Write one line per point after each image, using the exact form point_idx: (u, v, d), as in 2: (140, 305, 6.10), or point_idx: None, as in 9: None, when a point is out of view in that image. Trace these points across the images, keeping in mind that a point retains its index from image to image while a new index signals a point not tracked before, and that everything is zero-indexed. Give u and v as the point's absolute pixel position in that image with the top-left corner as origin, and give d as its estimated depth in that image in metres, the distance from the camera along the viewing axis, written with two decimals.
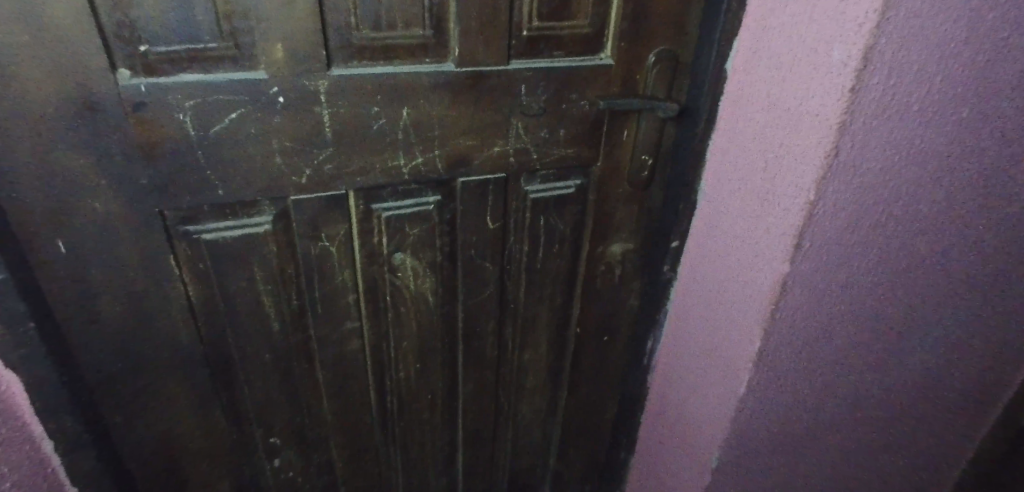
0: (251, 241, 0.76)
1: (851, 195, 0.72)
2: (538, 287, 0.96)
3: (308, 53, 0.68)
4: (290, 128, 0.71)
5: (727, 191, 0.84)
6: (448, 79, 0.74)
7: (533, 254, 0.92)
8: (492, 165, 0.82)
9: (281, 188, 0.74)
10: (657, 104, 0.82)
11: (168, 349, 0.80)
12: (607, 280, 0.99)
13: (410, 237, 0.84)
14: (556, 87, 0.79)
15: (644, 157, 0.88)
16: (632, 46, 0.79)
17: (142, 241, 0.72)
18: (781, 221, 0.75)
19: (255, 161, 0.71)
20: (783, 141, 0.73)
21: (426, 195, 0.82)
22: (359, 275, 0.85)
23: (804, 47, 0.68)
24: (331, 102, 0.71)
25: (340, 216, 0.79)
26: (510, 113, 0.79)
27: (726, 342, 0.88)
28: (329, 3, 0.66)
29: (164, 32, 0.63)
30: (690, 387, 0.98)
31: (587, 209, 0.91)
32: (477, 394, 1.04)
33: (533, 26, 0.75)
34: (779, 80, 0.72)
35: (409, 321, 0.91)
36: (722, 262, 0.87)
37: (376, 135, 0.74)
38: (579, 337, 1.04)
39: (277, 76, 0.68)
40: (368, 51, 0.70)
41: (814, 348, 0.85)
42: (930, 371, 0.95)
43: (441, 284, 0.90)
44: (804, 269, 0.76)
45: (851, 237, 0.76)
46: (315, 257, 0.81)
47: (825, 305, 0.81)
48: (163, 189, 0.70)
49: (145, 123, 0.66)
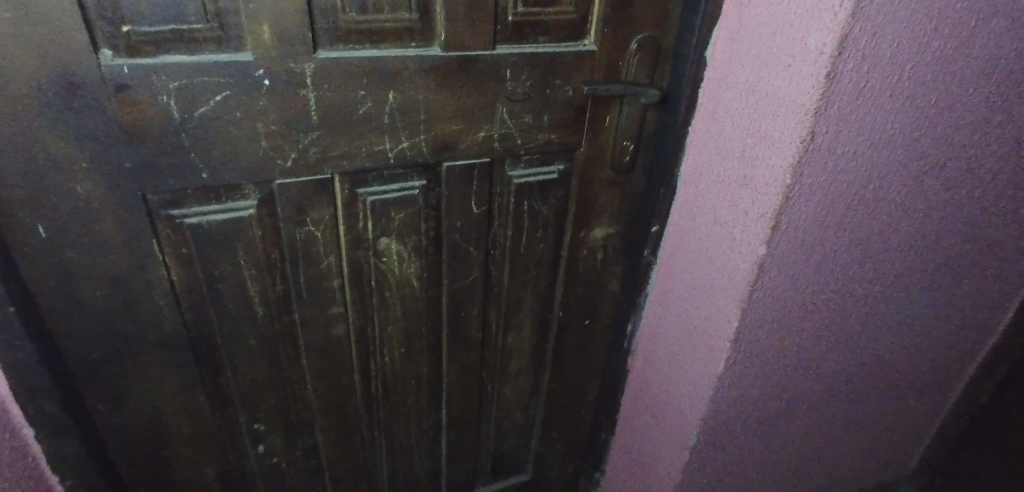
0: (236, 225, 0.76)
1: (825, 179, 0.74)
2: (521, 271, 0.97)
3: (294, 35, 0.67)
4: (275, 111, 0.71)
5: (706, 176, 0.86)
6: (434, 64, 0.74)
7: (517, 238, 0.93)
8: (477, 150, 0.83)
9: (266, 172, 0.74)
10: (640, 90, 0.83)
11: (151, 334, 0.79)
12: (589, 264, 1.01)
13: (396, 221, 0.85)
14: (541, 72, 0.80)
15: (626, 143, 0.89)
16: (616, 32, 0.80)
17: (125, 225, 0.71)
18: (758, 205, 0.77)
19: (240, 145, 0.71)
20: (761, 127, 0.75)
21: (412, 179, 0.82)
22: (344, 260, 0.85)
23: (782, 35, 0.70)
24: (317, 85, 0.71)
25: (326, 200, 0.79)
26: (496, 98, 0.79)
27: (705, 324, 0.91)
28: None
29: (148, 12, 0.62)
30: (669, 369, 1.01)
31: (570, 194, 0.93)
32: (461, 378, 1.05)
33: (518, 11, 0.75)
34: (757, 67, 0.74)
35: (394, 305, 0.92)
36: (701, 245, 0.89)
37: (362, 119, 0.75)
38: (562, 321, 1.05)
39: (262, 58, 0.67)
40: (354, 34, 0.70)
41: (789, 328, 0.88)
42: (899, 351, 0.98)
43: (426, 268, 0.91)
44: (780, 251, 0.79)
45: (825, 221, 0.78)
46: (301, 242, 0.81)
47: (801, 287, 0.84)
48: (146, 172, 0.69)
49: (129, 104, 0.65)
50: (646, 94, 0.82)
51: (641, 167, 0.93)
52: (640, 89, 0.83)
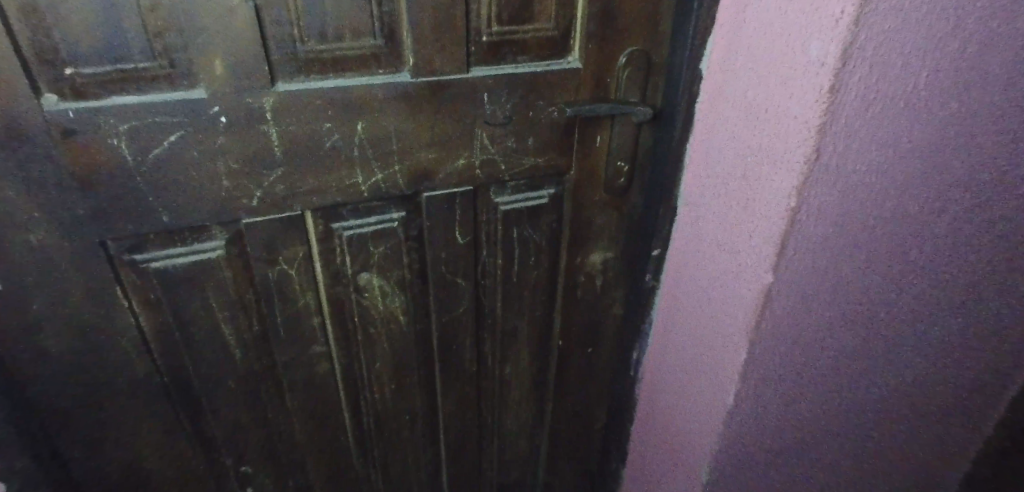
0: (204, 267, 0.73)
1: (835, 200, 0.68)
2: (515, 300, 0.92)
3: (249, 68, 0.63)
4: (236, 148, 0.67)
5: (707, 197, 0.79)
6: (403, 90, 0.69)
7: (508, 267, 0.88)
8: (459, 177, 0.78)
9: (232, 212, 0.70)
10: (632, 108, 0.77)
11: (123, 382, 0.76)
12: (588, 290, 0.94)
13: (375, 255, 0.80)
14: (522, 94, 0.74)
15: (619, 162, 0.83)
16: (602, 47, 0.74)
17: (86, 273, 0.68)
18: (762, 229, 0.71)
19: (201, 185, 0.67)
20: (763, 146, 0.68)
21: (391, 211, 0.78)
22: (323, 297, 0.81)
23: (779, 47, 0.64)
24: (279, 119, 0.67)
25: (298, 237, 0.75)
26: (474, 123, 0.74)
27: (712, 353, 0.84)
28: (268, 15, 0.62)
29: (90, 53, 0.59)
30: (677, 398, 0.94)
31: (563, 218, 0.87)
32: (458, 411, 1.00)
33: (493, 31, 0.70)
34: (756, 81, 0.68)
35: (380, 340, 0.87)
36: (705, 270, 0.83)
37: (330, 152, 0.70)
38: (563, 349, 0.99)
39: (217, 94, 0.63)
40: (316, 64, 0.66)
41: (806, 358, 0.80)
42: (937, 378, 0.89)
43: (412, 301, 0.86)
44: (789, 278, 0.72)
45: (837, 243, 0.71)
46: (275, 281, 0.77)
47: (814, 314, 0.77)
48: (103, 218, 0.66)
49: (78, 150, 0.62)
50: (637, 111, 0.76)
51: (638, 186, 0.87)
52: (632, 106, 0.77)
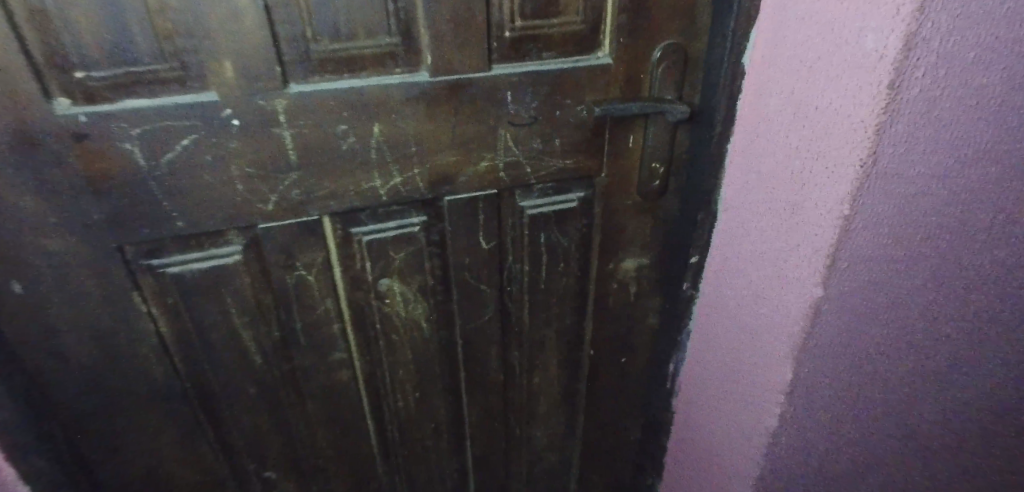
0: (220, 273, 0.71)
1: (895, 208, 0.61)
2: (543, 308, 0.87)
3: (260, 70, 0.61)
4: (249, 152, 0.65)
5: (750, 203, 0.73)
6: (421, 90, 0.66)
7: (535, 273, 0.84)
8: (482, 181, 0.74)
9: (247, 217, 0.68)
10: (668, 106, 0.72)
11: (144, 386, 0.76)
12: (621, 297, 0.90)
13: (396, 261, 0.77)
14: (548, 92, 0.70)
15: (655, 165, 0.78)
16: (633, 41, 0.69)
17: (104, 277, 0.68)
18: (810, 239, 0.65)
19: (214, 189, 0.66)
20: (812, 148, 0.62)
21: (411, 216, 0.75)
22: (343, 303, 0.79)
23: (830, 38, 0.57)
24: (293, 122, 0.64)
25: (316, 243, 0.73)
26: (497, 123, 0.70)
27: (754, 369, 0.78)
28: (279, 14, 0.59)
29: (100, 56, 0.58)
30: (715, 415, 0.88)
31: (593, 223, 0.82)
32: (485, 421, 0.96)
33: (515, 26, 0.66)
34: (804, 76, 0.61)
35: (403, 347, 0.85)
36: (747, 280, 0.77)
37: (346, 155, 0.67)
38: (593, 359, 0.95)
39: (228, 97, 0.61)
40: (329, 64, 0.63)
41: (859, 379, 0.74)
42: (1018, 404, 0.79)
43: (434, 309, 0.83)
44: (840, 292, 0.65)
45: (896, 256, 0.64)
46: (293, 286, 0.75)
47: (870, 330, 0.69)
48: (118, 223, 0.65)
49: (91, 155, 0.61)
50: (673, 110, 0.71)
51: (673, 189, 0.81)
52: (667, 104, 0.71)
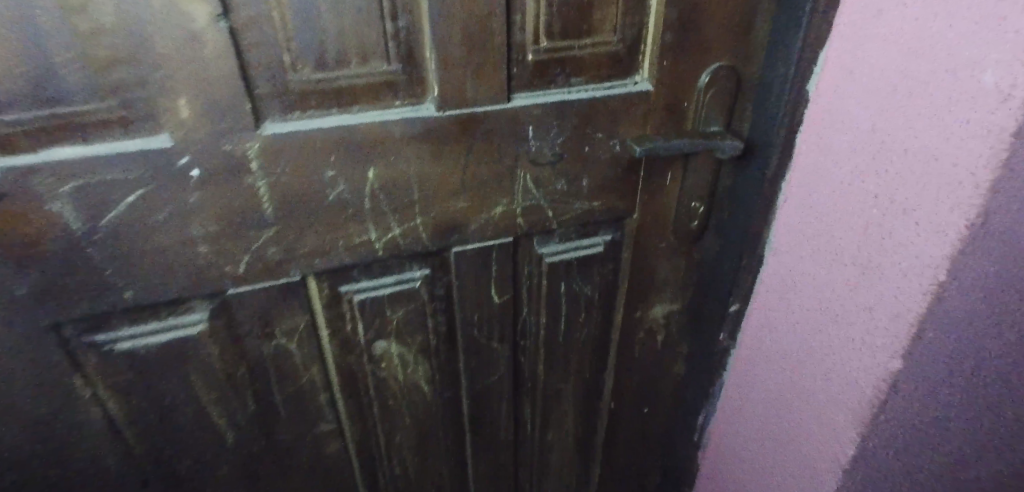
0: (182, 347, 0.59)
1: (999, 271, 0.51)
2: (560, 361, 0.77)
3: (227, 107, 0.48)
4: (213, 208, 0.52)
5: (810, 248, 0.63)
6: (426, 127, 0.54)
7: (553, 325, 0.73)
8: (496, 228, 0.62)
9: (213, 281, 0.56)
10: (717, 139, 0.61)
11: (93, 475, 0.63)
12: (647, 346, 0.79)
13: (393, 321, 0.65)
14: (577, 125, 0.58)
15: (691, 202, 0.68)
16: (678, 64, 0.58)
17: (34, 360, 0.55)
18: (891, 300, 0.55)
19: (171, 252, 0.53)
20: (898, 196, 0.53)
21: (412, 269, 0.63)
22: (331, 369, 0.67)
23: (932, 70, 0.48)
24: (268, 169, 0.52)
25: (298, 306, 0.61)
26: (516, 163, 0.58)
27: (806, 436, 0.68)
28: (250, 38, 0.47)
29: (12, 95, 0.44)
30: (754, 477, 0.79)
31: (620, 268, 0.71)
32: (492, 482, 0.85)
33: (541, 47, 0.54)
34: (891, 112, 0.52)
35: (400, 413, 0.73)
36: (801, 335, 0.67)
37: (334, 206, 0.55)
38: (614, 412, 0.84)
39: (186, 142, 0.49)
40: (313, 97, 0.51)
41: (939, 460, 0.63)
42: None
43: (437, 369, 0.71)
44: (926, 364, 0.56)
45: (994, 324, 0.55)
46: (271, 356, 0.63)
47: (956, 402, 0.58)
48: (50, 297, 0.52)
49: (8, 218, 0.48)
50: (726, 146, 0.60)
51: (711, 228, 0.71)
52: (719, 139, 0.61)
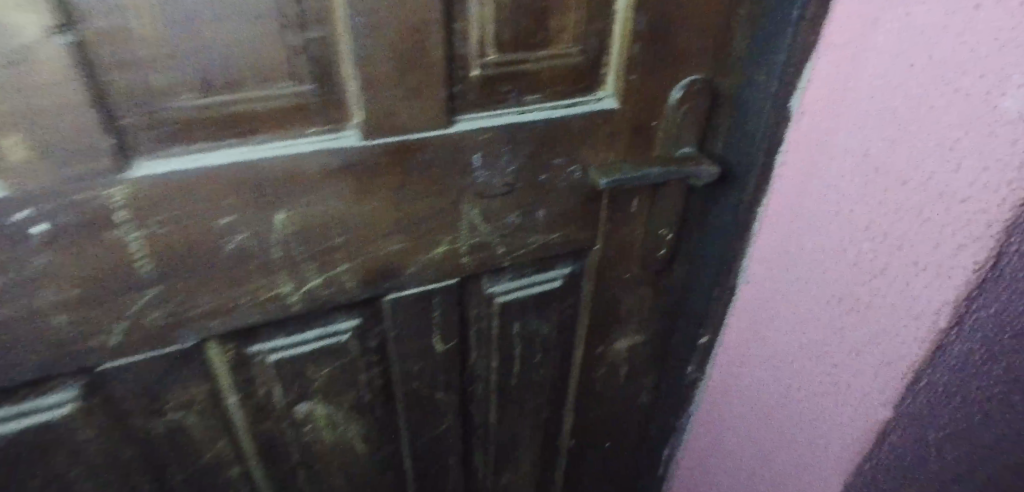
0: (45, 435, 0.46)
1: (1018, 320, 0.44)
2: (515, 403, 0.68)
3: (77, 144, 0.36)
4: (69, 270, 0.40)
5: (792, 280, 0.57)
6: (348, 160, 0.43)
7: (505, 368, 0.64)
8: (438, 270, 0.52)
9: (78, 356, 0.44)
10: (690, 163, 0.53)
11: None
12: (609, 380, 0.72)
13: (318, 381, 0.55)
14: (533, 151, 0.50)
15: (658, 227, 0.60)
16: (647, 78, 0.50)
17: None
18: (886, 345, 0.49)
19: (16, 326, 0.41)
20: (895, 230, 0.46)
21: (337, 322, 0.52)
22: (243, 439, 0.56)
23: (942, 91, 0.41)
24: (144, 219, 0.40)
25: (196, 374, 0.49)
26: (460, 196, 0.49)
27: (785, 475, 0.63)
28: (103, 54, 0.35)
29: None
30: None
31: (581, 302, 0.64)
32: None
33: (489, 61, 0.45)
34: (890, 138, 0.45)
35: (332, 476, 0.63)
36: (781, 370, 0.61)
37: (235, 258, 0.44)
38: (573, 449, 0.77)
39: (21, 189, 0.36)
40: (199, 127, 0.39)
41: None
42: None
43: (374, 425, 0.62)
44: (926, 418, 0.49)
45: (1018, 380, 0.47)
46: (165, 433, 0.51)
47: (975, 459, 0.50)
48: None
49: None
50: (701, 171, 0.53)
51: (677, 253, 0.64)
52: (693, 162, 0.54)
